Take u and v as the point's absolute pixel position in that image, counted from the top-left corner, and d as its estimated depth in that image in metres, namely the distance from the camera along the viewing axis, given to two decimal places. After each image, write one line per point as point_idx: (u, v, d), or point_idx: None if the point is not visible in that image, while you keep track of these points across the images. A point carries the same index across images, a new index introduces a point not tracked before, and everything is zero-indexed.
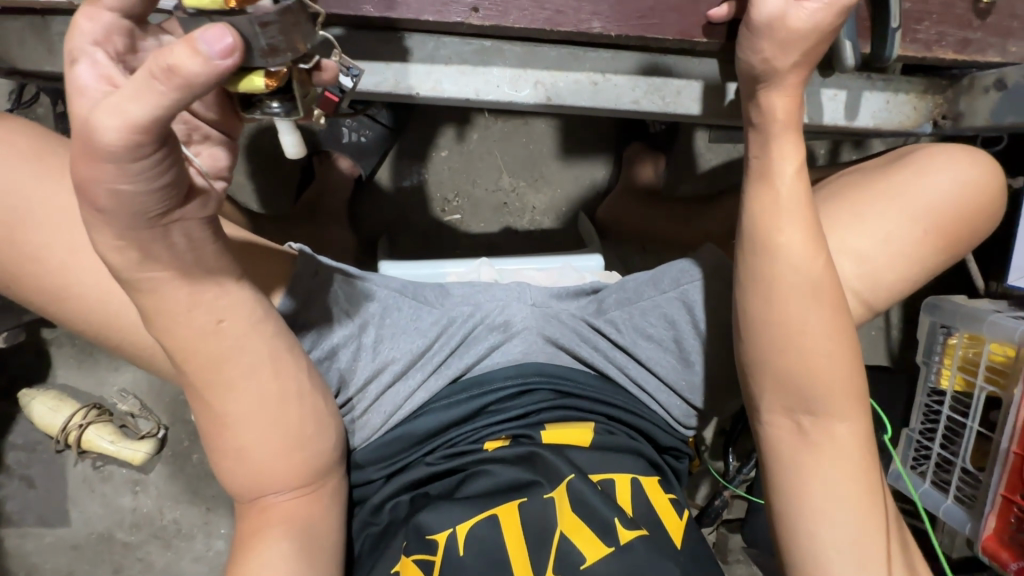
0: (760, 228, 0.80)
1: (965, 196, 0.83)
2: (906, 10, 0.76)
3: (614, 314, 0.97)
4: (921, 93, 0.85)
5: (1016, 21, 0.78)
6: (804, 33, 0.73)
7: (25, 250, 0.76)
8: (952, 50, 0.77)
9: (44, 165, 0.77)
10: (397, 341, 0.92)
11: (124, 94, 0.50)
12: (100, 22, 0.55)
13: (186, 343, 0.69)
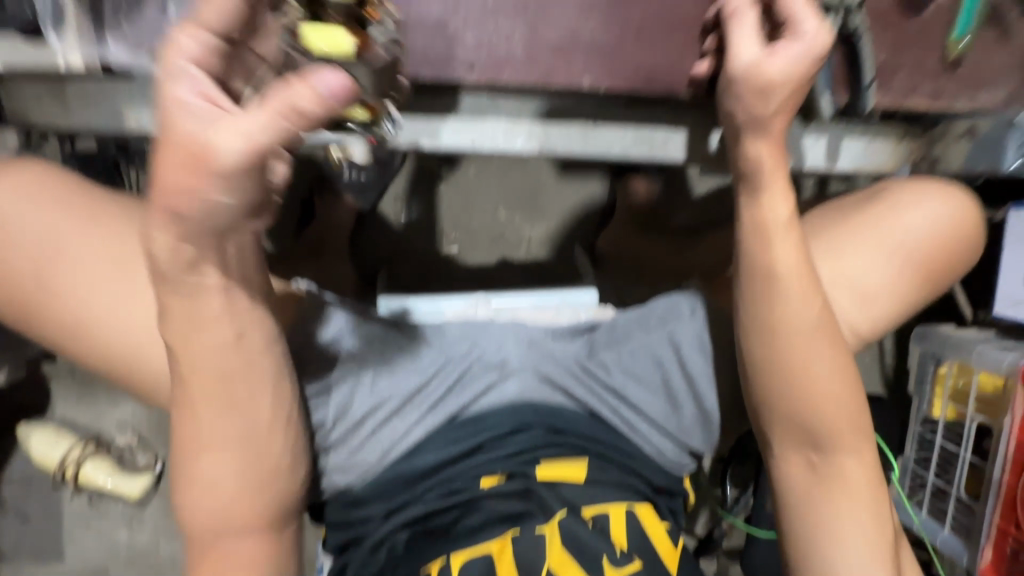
0: (764, 274, 0.80)
1: (941, 233, 0.88)
2: (882, 64, 0.84)
3: (604, 356, 0.94)
4: (898, 137, 0.92)
5: (986, 73, 0.86)
6: (781, 78, 0.72)
7: (30, 284, 0.78)
8: (926, 99, 0.85)
9: (56, 206, 0.81)
10: (394, 379, 0.88)
11: (246, 121, 0.53)
12: (201, 42, 0.57)
13: (196, 360, 0.68)
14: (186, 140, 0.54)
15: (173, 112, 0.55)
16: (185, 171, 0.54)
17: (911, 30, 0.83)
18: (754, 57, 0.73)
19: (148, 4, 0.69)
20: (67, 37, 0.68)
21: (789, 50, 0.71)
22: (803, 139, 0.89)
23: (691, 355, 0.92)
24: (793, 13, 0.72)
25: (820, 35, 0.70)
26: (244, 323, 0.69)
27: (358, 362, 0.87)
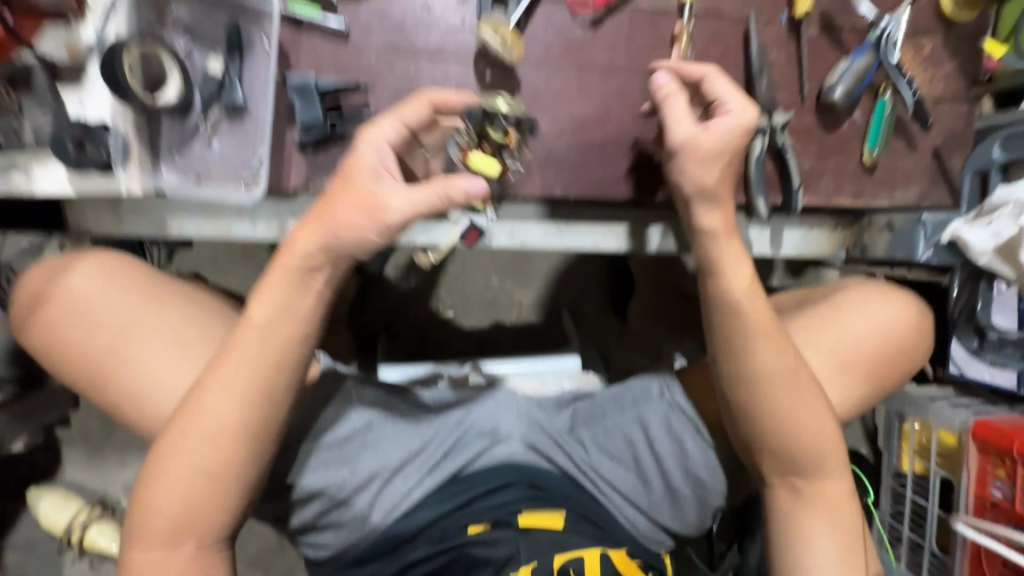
0: (736, 330, 0.81)
1: (886, 329, 1.01)
2: (810, 170, 1.00)
3: (582, 433, 1.08)
4: (832, 228, 1.07)
5: (897, 175, 1.02)
6: (717, 148, 0.78)
7: (58, 345, 0.87)
8: (849, 198, 1.00)
9: (96, 275, 0.91)
10: (397, 442, 1.00)
11: (416, 193, 0.72)
12: (394, 127, 0.75)
13: (217, 401, 0.76)
14: (363, 195, 0.71)
15: (363, 171, 0.72)
16: (353, 215, 0.71)
17: (831, 141, 0.99)
18: (690, 132, 0.79)
19: (196, 136, 0.84)
20: (128, 166, 0.80)
21: (723, 124, 0.78)
22: (750, 231, 1.03)
23: (658, 434, 1.04)
24: (720, 94, 0.81)
25: (746, 111, 0.79)
26: (262, 340, 0.75)
27: (368, 426, 1.00)
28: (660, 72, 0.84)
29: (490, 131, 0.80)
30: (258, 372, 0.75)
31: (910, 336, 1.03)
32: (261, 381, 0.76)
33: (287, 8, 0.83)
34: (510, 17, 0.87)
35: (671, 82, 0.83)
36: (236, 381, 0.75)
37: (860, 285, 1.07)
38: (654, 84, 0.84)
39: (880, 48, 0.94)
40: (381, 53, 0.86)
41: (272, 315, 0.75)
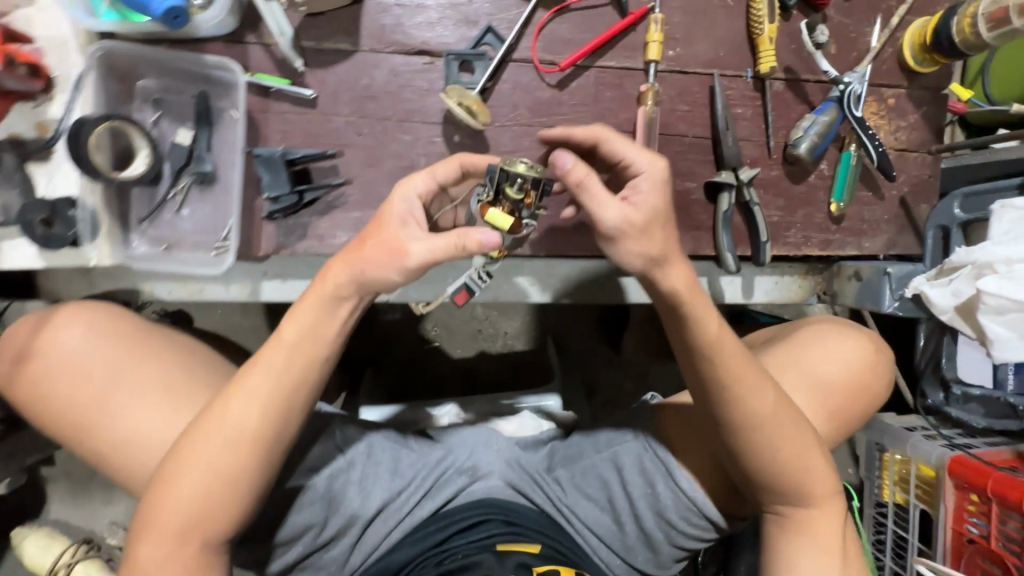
0: (725, 380, 0.76)
1: (837, 369, 1.04)
2: (778, 221, 1.01)
3: (560, 472, 1.10)
4: (803, 274, 1.09)
5: (864, 224, 1.03)
6: (649, 219, 0.65)
7: (51, 399, 0.81)
8: (817, 248, 1.02)
9: (93, 329, 0.83)
10: (380, 480, 1.03)
11: (435, 241, 0.68)
12: (429, 177, 0.74)
13: (218, 425, 0.75)
14: (392, 238, 0.70)
15: (393, 217, 0.71)
16: (381, 257, 0.70)
17: (798, 193, 1.01)
18: (620, 212, 0.64)
19: (166, 205, 0.84)
20: (97, 239, 0.80)
21: (641, 192, 0.66)
22: (720, 280, 1.05)
23: (633, 476, 1.05)
24: (624, 155, 0.69)
25: (659, 169, 0.67)
26: (292, 355, 0.75)
27: (352, 464, 1.02)
28: (561, 152, 0.64)
29: (508, 187, 0.73)
30: (286, 384, 0.76)
31: (863, 374, 1.06)
32: (286, 392, 0.76)
33: (253, 77, 0.83)
34: (477, 81, 0.88)
35: (580, 162, 0.64)
36: (260, 394, 0.75)
37: (817, 325, 1.10)
38: (561, 169, 0.64)
39: (844, 104, 0.95)
40: (350, 119, 0.88)
41: (303, 334, 0.75)
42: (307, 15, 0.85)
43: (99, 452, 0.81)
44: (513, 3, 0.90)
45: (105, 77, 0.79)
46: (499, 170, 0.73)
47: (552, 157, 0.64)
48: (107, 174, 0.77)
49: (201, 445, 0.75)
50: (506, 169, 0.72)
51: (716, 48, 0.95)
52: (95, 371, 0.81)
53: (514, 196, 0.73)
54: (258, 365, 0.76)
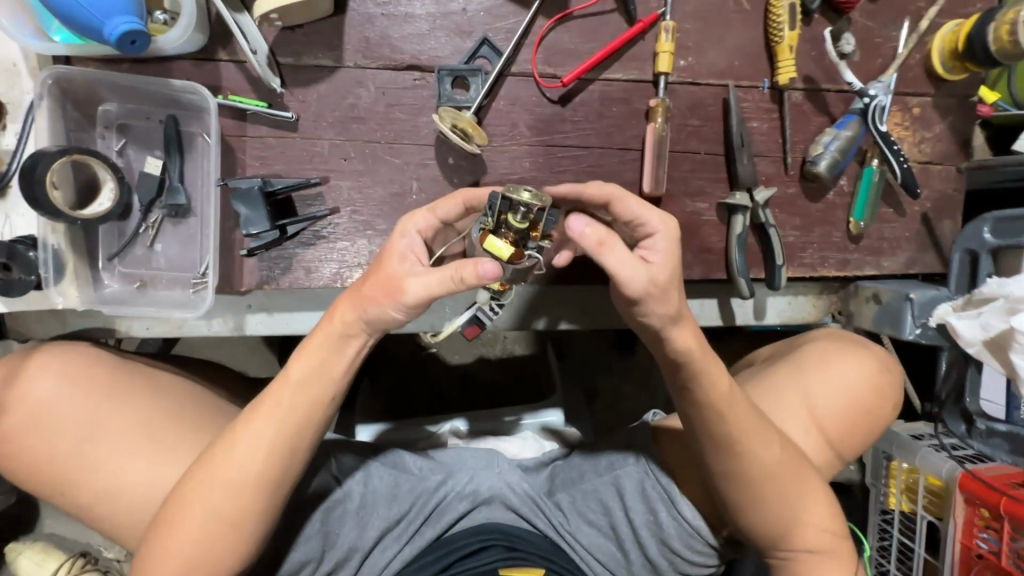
0: (733, 437, 0.75)
1: (845, 395, 0.90)
2: (794, 241, 0.95)
3: (560, 496, 1.00)
4: (818, 293, 1.03)
5: (884, 242, 0.97)
6: (671, 276, 0.66)
7: (28, 453, 0.74)
8: (834, 269, 0.96)
9: (72, 376, 0.77)
10: (377, 509, 0.95)
11: (431, 279, 0.62)
12: (431, 217, 0.69)
13: (221, 466, 0.69)
14: (390, 276, 0.64)
15: (393, 255, 0.66)
16: (377, 295, 0.65)
17: (815, 212, 0.95)
18: (645, 273, 0.64)
19: (137, 240, 0.78)
20: (62, 282, 0.74)
21: (657, 251, 0.67)
22: (731, 302, 0.99)
23: (634, 502, 0.94)
24: (635, 214, 0.69)
25: (671, 226, 0.68)
26: (299, 396, 0.69)
27: (349, 494, 0.94)
28: (576, 216, 0.63)
29: (510, 216, 0.65)
30: (293, 425, 0.70)
31: (873, 397, 0.92)
32: (294, 432, 0.70)
33: (226, 100, 0.76)
34: (472, 99, 0.81)
35: (597, 224, 0.63)
36: (265, 437, 0.69)
37: (824, 339, 0.96)
38: (578, 234, 0.63)
39: (869, 118, 0.89)
40: (335, 142, 0.81)
41: (310, 374, 0.69)
42: (285, 28, 0.78)
43: (88, 503, 0.74)
44: (511, 11, 0.82)
45: (62, 105, 0.73)
46: (499, 197, 0.65)
47: (567, 223, 0.63)
48: (68, 212, 0.70)
49: (199, 491, 0.69)
50: (509, 197, 0.64)
51: (730, 56, 0.88)
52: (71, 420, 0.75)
53: (517, 225, 0.65)
54: (262, 408, 0.70)
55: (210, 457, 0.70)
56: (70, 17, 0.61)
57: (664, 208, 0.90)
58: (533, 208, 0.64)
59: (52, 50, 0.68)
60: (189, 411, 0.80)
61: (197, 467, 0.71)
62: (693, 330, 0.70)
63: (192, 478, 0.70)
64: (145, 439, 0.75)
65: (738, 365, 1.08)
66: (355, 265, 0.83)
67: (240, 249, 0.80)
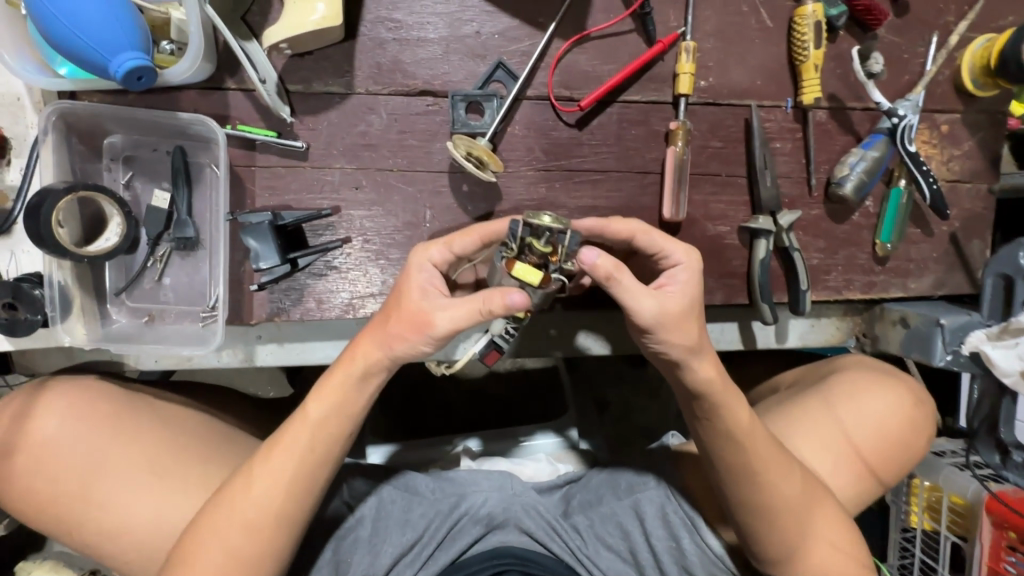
0: (755, 467, 0.71)
1: (871, 428, 0.87)
2: (818, 264, 0.92)
3: (578, 518, 0.92)
4: (841, 315, 1.00)
5: (911, 263, 0.94)
6: (688, 307, 0.64)
7: (37, 489, 0.71)
8: (860, 292, 0.93)
9: (78, 410, 0.74)
10: (391, 534, 0.87)
11: (458, 312, 0.61)
12: (447, 249, 0.67)
13: (234, 507, 0.67)
14: (413, 311, 0.63)
15: (413, 289, 0.64)
16: (404, 333, 0.63)
17: (840, 233, 0.91)
18: (657, 303, 0.62)
19: (145, 274, 0.76)
20: (68, 319, 0.72)
21: (677, 282, 0.66)
22: (753, 326, 0.96)
23: (655, 528, 0.88)
24: (659, 245, 0.69)
25: (694, 261, 0.67)
26: (318, 438, 0.67)
27: (361, 520, 0.88)
28: (585, 247, 0.59)
29: (534, 242, 0.60)
30: (309, 465, 0.68)
31: (899, 432, 0.88)
32: (309, 472, 0.68)
33: (234, 129, 0.74)
34: (487, 125, 0.79)
35: (606, 255, 0.59)
36: (282, 477, 0.67)
37: (853, 364, 0.94)
38: (588, 265, 0.59)
39: (897, 138, 0.86)
40: (346, 170, 0.78)
41: (328, 414, 0.67)
42: (294, 55, 0.75)
43: (97, 543, 0.72)
44: (526, 33, 0.80)
45: (67, 139, 0.71)
46: (519, 224, 0.60)
47: (577, 253, 0.59)
48: (75, 250, 0.68)
49: (210, 532, 0.66)
50: (530, 221, 0.60)
51: (752, 76, 0.85)
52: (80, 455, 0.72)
53: (543, 251, 0.61)
54: (278, 448, 0.68)
55: (222, 497, 0.67)
56: (75, 52, 0.59)
57: (684, 232, 0.87)
58: (557, 233, 0.59)
59: (56, 85, 0.66)
60: (194, 445, 0.76)
61: (209, 507, 0.68)
62: (715, 367, 0.68)
63: (205, 518, 0.67)
64: (150, 476, 0.72)
65: (760, 389, 1.04)
66: (368, 295, 0.81)
67: (249, 283, 0.78)
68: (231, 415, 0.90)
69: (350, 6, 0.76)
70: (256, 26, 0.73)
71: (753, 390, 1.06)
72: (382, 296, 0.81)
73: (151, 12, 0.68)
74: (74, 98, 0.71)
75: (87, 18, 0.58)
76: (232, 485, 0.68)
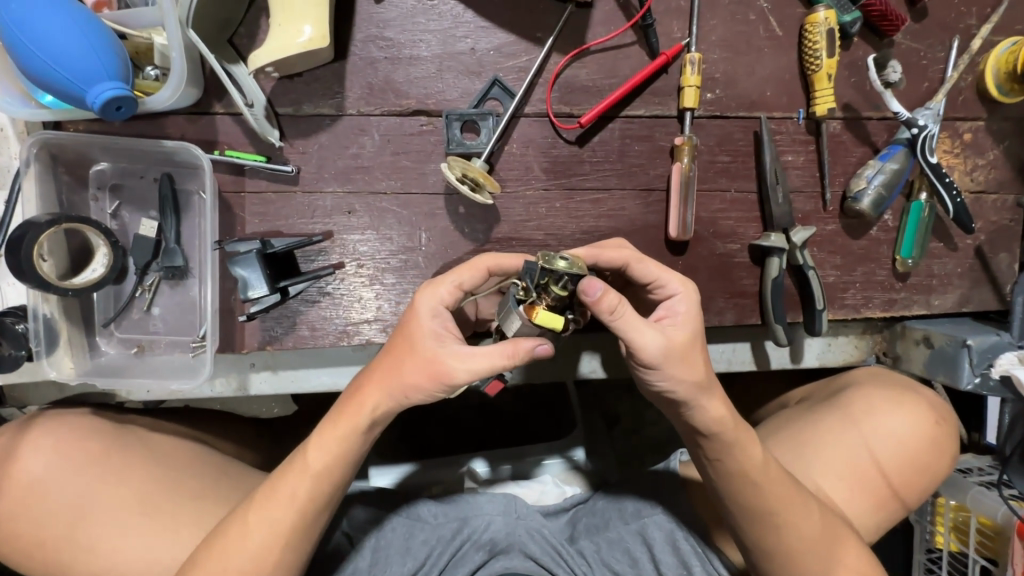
0: (769, 507, 0.67)
1: (893, 453, 0.82)
2: (834, 280, 0.87)
3: (583, 543, 0.85)
4: (860, 333, 0.95)
5: (934, 279, 0.89)
6: (694, 337, 0.61)
7: (19, 533, 0.68)
8: (879, 310, 0.88)
9: (62, 447, 0.71)
10: (390, 565, 0.80)
11: (478, 362, 0.57)
12: (455, 288, 0.62)
13: (218, 545, 0.63)
14: (429, 359, 0.59)
15: (426, 335, 0.60)
16: (419, 381, 0.59)
17: (857, 249, 0.87)
18: (660, 336, 0.59)
19: (134, 304, 0.74)
20: (55, 354, 0.71)
21: (677, 313, 0.63)
22: (766, 346, 0.92)
23: (664, 554, 0.82)
24: (653, 274, 0.65)
25: (690, 288, 0.64)
26: (319, 485, 0.64)
27: (362, 551, 0.81)
28: (589, 278, 0.55)
29: (552, 286, 0.57)
30: (310, 513, 0.64)
31: (924, 457, 0.83)
32: (309, 522, 0.64)
33: (222, 155, 0.72)
34: (483, 145, 0.76)
35: (609, 288, 0.56)
36: (281, 528, 0.63)
37: (870, 374, 0.90)
38: (590, 299, 0.55)
39: (918, 148, 0.82)
40: (338, 194, 0.76)
41: (330, 464, 0.63)
42: (282, 77, 0.73)
43: None
44: (523, 48, 0.77)
45: (52, 169, 0.70)
46: (536, 266, 0.57)
47: (580, 286, 0.56)
48: (58, 283, 0.66)
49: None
50: (546, 266, 0.56)
51: (761, 87, 0.82)
52: (60, 493, 0.69)
53: (562, 294, 0.57)
54: (276, 495, 0.63)
55: (213, 548, 0.63)
56: (53, 84, 0.58)
57: (692, 251, 0.83)
58: (574, 277, 0.56)
59: (37, 116, 0.65)
60: (188, 480, 0.73)
61: (197, 559, 0.63)
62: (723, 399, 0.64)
63: (194, 571, 0.63)
64: (141, 516, 0.69)
65: (771, 405, 1.00)
66: (362, 322, 0.77)
67: (240, 314, 0.75)
68: (225, 442, 0.87)
69: (340, 26, 0.74)
70: (243, 48, 0.71)
71: (764, 407, 1.02)
72: (377, 322, 0.77)
73: (134, 38, 0.66)
74: (59, 128, 0.70)
75: (65, 50, 0.56)
76: (225, 529, 0.64)
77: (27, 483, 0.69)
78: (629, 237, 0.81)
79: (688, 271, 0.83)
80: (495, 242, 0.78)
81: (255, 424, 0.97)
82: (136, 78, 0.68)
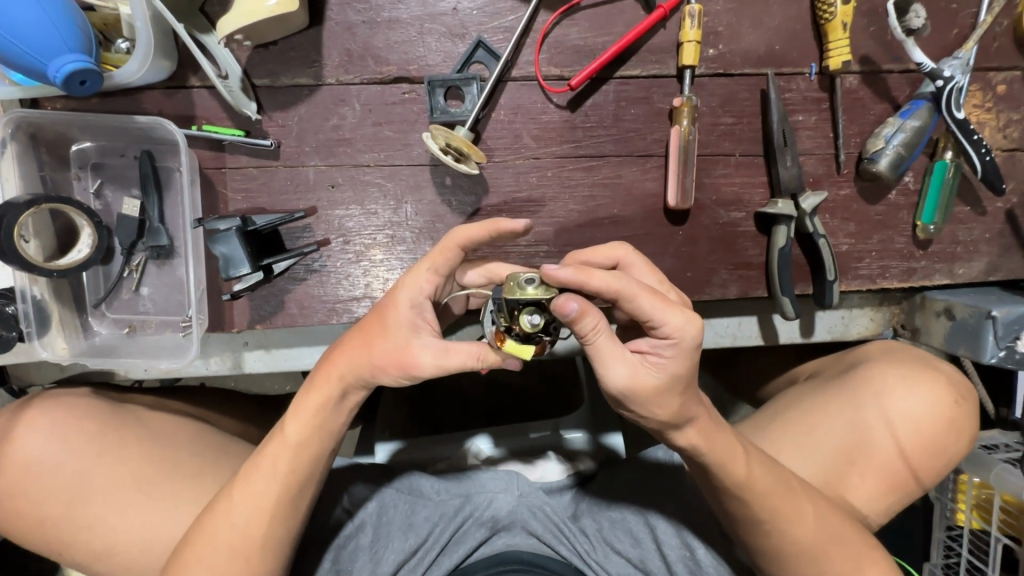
0: (759, 518, 0.64)
1: (905, 430, 0.77)
2: (846, 250, 0.82)
3: (586, 521, 0.81)
4: (876, 305, 0.90)
5: (958, 246, 0.82)
6: (668, 383, 0.54)
7: (21, 510, 0.70)
8: (897, 281, 0.82)
9: (57, 429, 0.72)
10: (391, 542, 0.77)
11: (452, 356, 0.55)
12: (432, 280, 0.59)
13: (207, 528, 0.63)
14: (399, 347, 0.57)
15: (399, 322, 0.57)
16: (386, 366, 0.58)
17: (874, 216, 0.81)
18: (626, 375, 0.53)
19: (123, 283, 0.74)
20: (47, 335, 0.72)
21: (661, 356, 0.53)
22: (774, 319, 0.87)
23: (665, 535, 0.78)
24: (648, 311, 0.52)
25: (692, 328, 0.52)
26: (297, 454, 0.63)
27: (362, 527, 0.79)
28: (563, 297, 0.49)
29: (521, 314, 0.53)
30: (292, 487, 0.64)
31: (941, 439, 0.78)
32: (291, 496, 0.64)
33: (199, 130, 0.70)
34: (467, 112, 0.72)
35: (586, 313, 0.50)
36: (264, 500, 0.63)
37: (884, 347, 0.85)
38: (566, 318, 0.50)
39: (942, 103, 0.74)
40: (321, 168, 0.73)
41: (307, 436, 0.63)
42: (257, 47, 0.71)
43: (87, 560, 0.70)
44: (508, 7, 0.72)
45: (33, 149, 0.70)
46: (504, 293, 0.53)
47: (554, 303, 0.49)
48: (41, 264, 0.67)
49: (195, 564, 0.62)
50: (511, 293, 0.52)
51: (768, 39, 0.76)
52: (59, 472, 0.70)
53: (527, 326, 0.53)
54: (257, 469, 0.63)
55: (203, 524, 0.64)
56: (12, 59, 0.58)
57: (692, 220, 0.78)
58: (548, 300, 0.51)
59: (10, 93, 0.65)
60: (182, 460, 0.73)
61: (188, 538, 0.64)
62: None
63: (187, 547, 0.63)
64: (138, 493, 0.70)
65: (780, 381, 0.96)
66: (350, 299, 0.75)
67: (225, 293, 0.74)
68: (222, 418, 0.87)
69: None
70: (215, 17, 0.69)
71: (773, 383, 0.97)
72: (367, 299, 0.75)
73: (102, 9, 0.66)
74: (37, 106, 0.70)
75: (20, 22, 0.56)
76: (214, 505, 0.64)
77: (23, 462, 0.70)
78: (626, 206, 0.77)
79: (689, 241, 0.78)
80: (484, 215, 0.75)
81: (255, 400, 0.97)
82: (106, 51, 0.67)
